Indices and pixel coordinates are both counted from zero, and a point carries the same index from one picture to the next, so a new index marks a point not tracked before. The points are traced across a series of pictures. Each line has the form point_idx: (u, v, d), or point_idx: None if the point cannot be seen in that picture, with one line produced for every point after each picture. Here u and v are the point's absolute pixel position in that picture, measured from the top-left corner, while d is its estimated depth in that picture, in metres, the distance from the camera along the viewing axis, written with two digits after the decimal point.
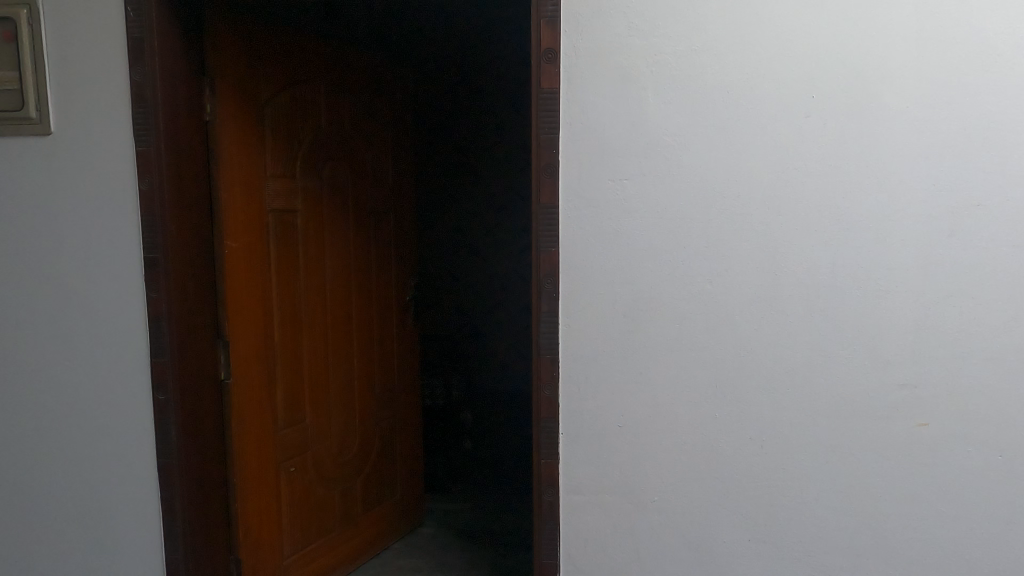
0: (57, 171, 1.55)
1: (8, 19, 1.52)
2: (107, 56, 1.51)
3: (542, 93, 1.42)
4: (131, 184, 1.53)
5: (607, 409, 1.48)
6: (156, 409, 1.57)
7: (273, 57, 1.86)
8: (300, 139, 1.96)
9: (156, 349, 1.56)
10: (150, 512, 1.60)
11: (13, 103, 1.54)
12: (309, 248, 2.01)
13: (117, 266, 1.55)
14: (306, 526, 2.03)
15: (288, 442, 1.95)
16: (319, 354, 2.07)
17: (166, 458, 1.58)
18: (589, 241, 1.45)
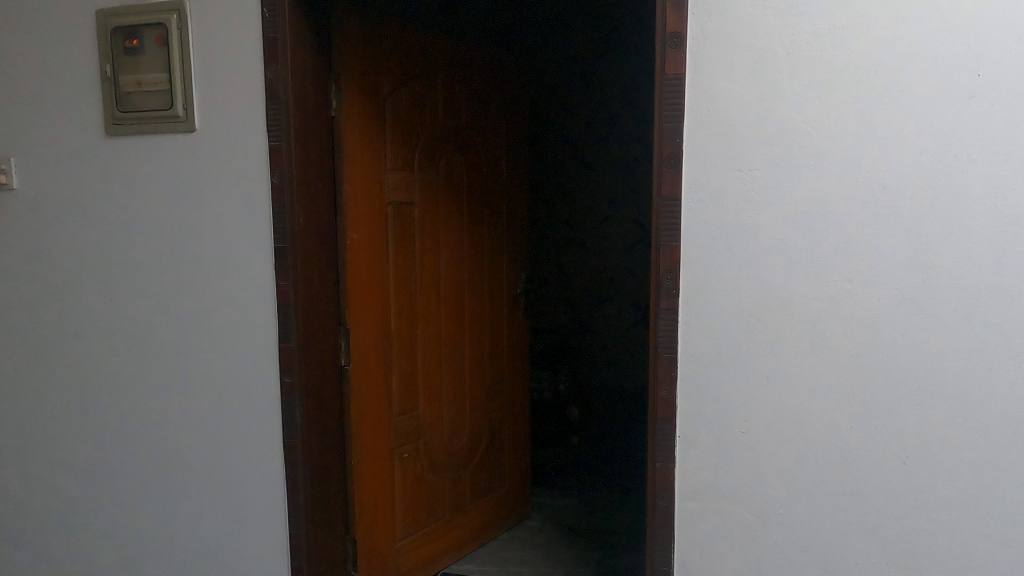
0: (200, 166, 1.65)
1: (160, 24, 1.63)
2: (245, 56, 1.59)
3: (666, 79, 1.36)
4: (264, 176, 1.61)
5: (728, 413, 1.40)
6: (282, 391, 1.65)
7: (396, 52, 1.90)
8: (418, 132, 1.99)
9: (283, 334, 1.63)
10: (275, 490, 1.68)
11: (162, 103, 1.65)
12: (425, 240, 2.05)
13: (250, 255, 1.64)
14: (418, 512, 2.08)
15: (402, 428, 2.00)
16: (432, 344, 2.10)
17: (290, 438, 1.65)
18: (713, 236, 1.37)
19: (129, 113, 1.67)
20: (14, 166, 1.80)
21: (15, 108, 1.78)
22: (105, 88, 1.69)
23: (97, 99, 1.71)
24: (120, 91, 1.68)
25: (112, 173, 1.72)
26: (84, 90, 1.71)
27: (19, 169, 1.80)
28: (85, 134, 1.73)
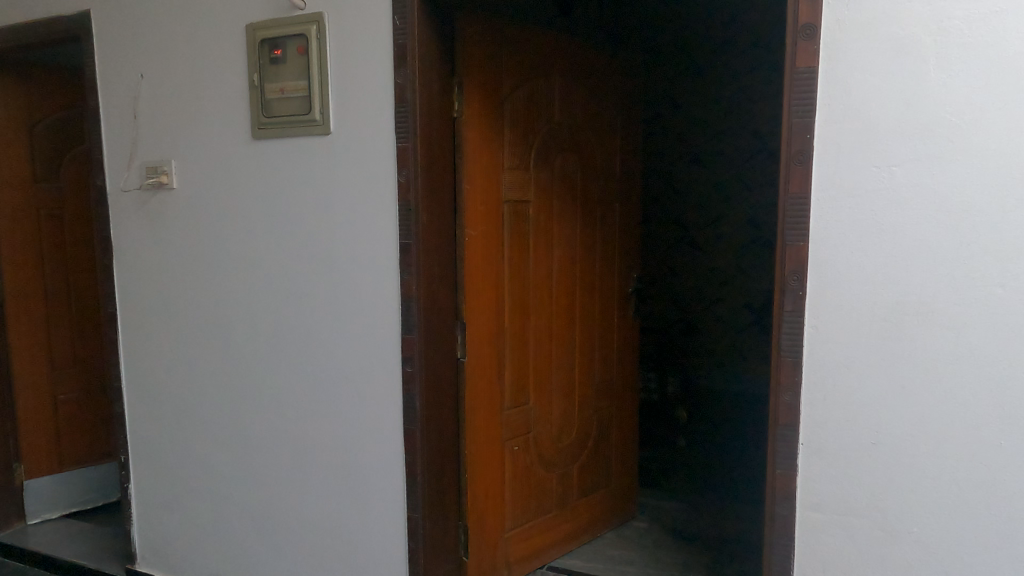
0: (334, 166, 1.76)
1: (302, 35, 1.75)
2: (377, 62, 1.68)
3: (797, 74, 1.31)
4: (392, 176, 1.69)
5: (857, 422, 1.33)
6: (404, 380, 1.73)
7: (515, 53, 1.94)
8: (535, 132, 2.03)
9: (406, 326, 1.71)
10: (395, 473, 1.77)
11: (302, 108, 1.77)
12: (539, 238, 2.08)
13: (376, 249, 1.73)
14: (526, 504, 2.12)
15: (513, 421, 2.05)
16: (543, 340, 2.13)
17: (411, 425, 1.73)
18: (845, 235, 1.31)
19: (274, 118, 1.81)
20: (174, 168, 2.00)
21: (177, 116, 1.98)
22: (253, 96, 1.84)
23: (246, 106, 1.87)
24: (266, 98, 1.82)
25: (257, 174, 1.87)
26: (235, 98, 1.88)
27: (178, 171, 2.00)
28: (235, 138, 1.89)
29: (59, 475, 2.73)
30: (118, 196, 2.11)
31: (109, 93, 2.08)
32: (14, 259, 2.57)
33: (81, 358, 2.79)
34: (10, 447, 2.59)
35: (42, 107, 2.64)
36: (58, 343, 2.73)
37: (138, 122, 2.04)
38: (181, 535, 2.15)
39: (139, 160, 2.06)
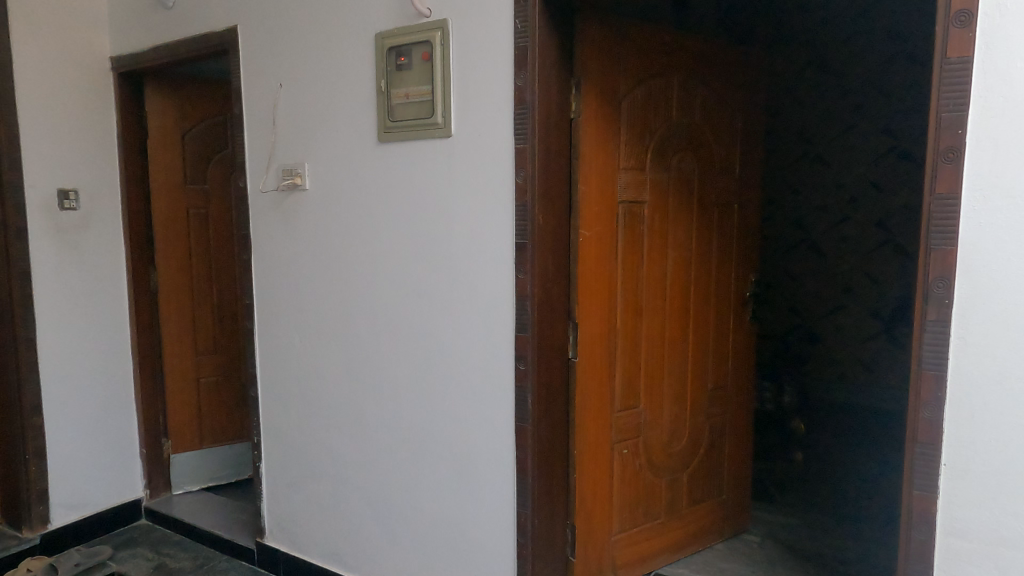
0: (454, 167, 1.81)
1: (426, 42, 1.81)
2: (498, 66, 1.71)
3: (948, 65, 1.21)
4: (510, 177, 1.72)
5: (1010, 445, 1.22)
6: (517, 377, 1.75)
7: (634, 53, 1.92)
8: (652, 131, 2.00)
9: (520, 324, 1.73)
10: (507, 469, 1.80)
11: (425, 112, 1.84)
12: (654, 239, 2.05)
13: (493, 249, 1.76)
14: (635, 508, 2.09)
15: (623, 424, 2.03)
16: (656, 342, 2.10)
17: (522, 422, 1.75)
18: (1001, 239, 1.20)
19: (399, 122, 1.89)
20: (307, 171, 2.14)
21: (311, 122, 2.11)
22: (380, 101, 1.93)
23: (374, 111, 1.96)
24: (392, 103, 1.91)
25: (383, 176, 1.96)
26: (364, 104, 1.98)
27: (311, 173, 2.14)
28: (363, 142, 2.00)
29: (200, 451, 3.00)
30: (257, 197, 2.28)
31: (252, 102, 2.26)
32: (167, 254, 2.85)
33: (221, 345, 3.05)
34: (161, 423, 2.87)
35: (193, 115, 2.90)
36: (202, 331, 2.99)
37: (276, 128, 2.20)
38: (305, 514, 2.30)
39: (277, 162, 2.22)
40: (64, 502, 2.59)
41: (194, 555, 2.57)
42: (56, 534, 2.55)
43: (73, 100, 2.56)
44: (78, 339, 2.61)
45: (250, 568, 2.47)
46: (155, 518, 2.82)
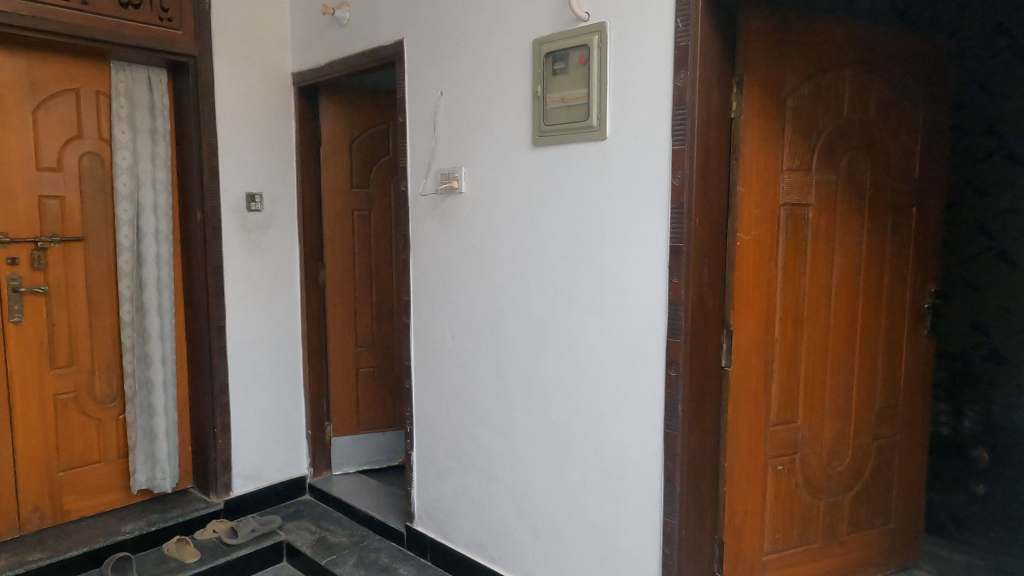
0: (608, 171, 1.81)
1: (584, 45, 1.82)
2: (656, 66, 1.68)
3: None
4: (666, 179, 1.68)
5: None
6: (667, 383, 1.71)
7: (803, 47, 1.81)
8: (819, 130, 1.88)
9: (672, 329, 1.70)
10: (654, 477, 1.77)
11: (580, 115, 1.85)
12: (819, 244, 1.92)
13: (647, 252, 1.74)
14: (789, 529, 1.98)
15: (779, 439, 1.92)
16: (818, 353, 1.97)
17: (672, 430, 1.71)
18: None
19: (553, 126, 1.92)
20: (464, 175, 2.23)
21: (468, 128, 2.20)
22: (537, 105, 1.97)
23: (530, 116, 2.01)
24: (548, 108, 1.94)
25: (537, 179, 2.01)
26: (520, 110, 2.03)
27: (466, 177, 2.23)
28: (517, 147, 2.05)
29: (358, 436, 3.22)
30: (417, 200, 2.42)
31: (415, 110, 2.39)
32: (334, 252, 3.09)
33: (378, 338, 3.26)
34: (324, 409, 3.13)
35: (360, 124, 3.12)
36: (363, 325, 3.21)
37: (436, 134, 2.31)
38: (452, 503, 2.40)
39: (436, 167, 2.33)
40: (243, 474, 2.89)
41: (350, 532, 2.77)
42: (237, 501, 2.86)
43: (260, 113, 2.86)
44: (258, 327, 2.90)
45: (400, 549, 2.62)
46: (317, 494, 3.07)
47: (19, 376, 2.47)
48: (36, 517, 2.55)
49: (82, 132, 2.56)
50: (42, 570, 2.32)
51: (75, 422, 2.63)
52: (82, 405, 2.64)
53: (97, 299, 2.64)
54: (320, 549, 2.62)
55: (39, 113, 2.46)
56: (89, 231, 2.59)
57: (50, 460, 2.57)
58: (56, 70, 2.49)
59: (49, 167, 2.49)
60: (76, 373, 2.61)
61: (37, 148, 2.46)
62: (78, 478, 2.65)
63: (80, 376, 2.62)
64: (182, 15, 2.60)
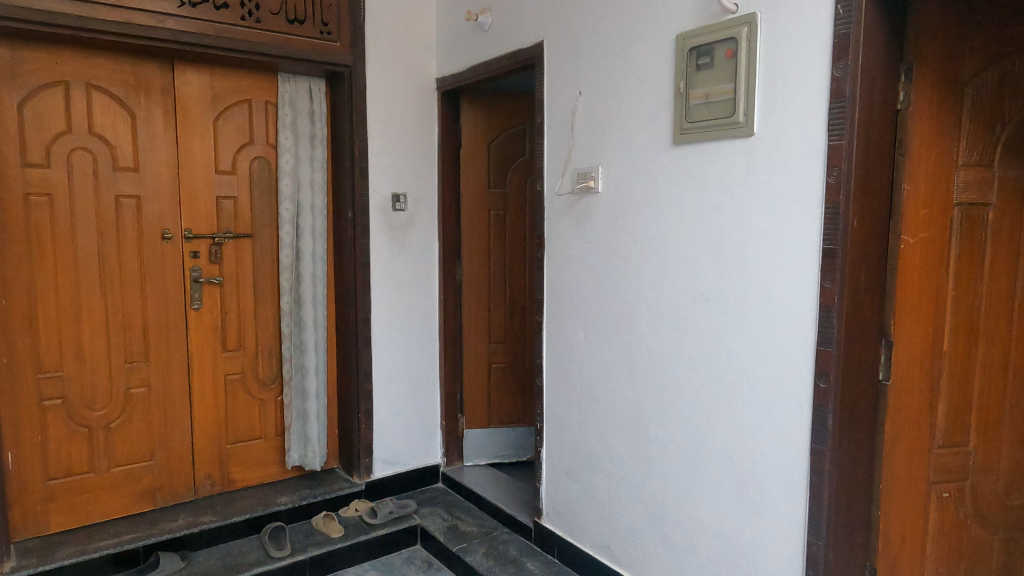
0: (755, 169, 1.73)
1: (732, 39, 1.74)
2: (812, 56, 1.57)
3: None
4: (821, 177, 1.58)
5: None
6: (816, 395, 1.61)
7: (987, 28, 1.63)
8: (1004, 120, 1.68)
9: (823, 338, 1.59)
10: (798, 494, 1.67)
11: (725, 111, 1.77)
12: (1000, 249, 1.72)
13: (796, 254, 1.64)
14: (955, 564, 1.78)
15: (945, 463, 1.74)
16: (996, 371, 1.76)
17: (820, 445, 1.61)
18: None
19: (696, 123, 1.86)
20: (601, 174, 2.22)
21: (606, 128, 2.19)
22: (678, 102, 1.91)
23: (671, 114, 1.96)
24: (690, 104, 1.88)
25: (676, 179, 1.96)
26: (662, 107, 1.99)
27: (603, 177, 2.22)
28: (657, 145, 2.01)
29: (489, 430, 3.31)
30: (553, 200, 2.43)
31: (553, 110, 2.41)
32: (471, 251, 3.20)
33: (511, 335, 3.32)
34: (457, 401, 3.25)
35: (498, 125, 3.20)
36: (496, 322, 3.29)
37: (574, 134, 2.32)
38: (581, 503, 2.40)
39: (573, 167, 2.34)
40: (383, 458, 3.07)
41: (480, 522, 2.85)
42: (377, 483, 3.04)
43: (406, 118, 3.01)
44: (399, 320, 3.06)
45: (528, 543, 2.66)
46: (449, 483, 3.19)
47: (198, 356, 2.78)
48: (208, 483, 2.85)
49: (252, 138, 2.83)
50: (212, 531, 2.60)
51: (242, 401, 2.91)
52: (247, 385, 2.92)
53: (262, 290, 2.91)
54: (452, 536, 2.72)
55: (219, 122, 2.75)
56: (257, 228, 2.86)
57: (221, 433, 2.87)
58: (233, 83, 2.77)
59: (225, 171, 2.78)
60: (243, 357, 2.89)
61: (217, 154, 2.75)
62: (243, 452, 2.93)
63: (246, 359, 2.90)
64: (340, 28, 2.80)
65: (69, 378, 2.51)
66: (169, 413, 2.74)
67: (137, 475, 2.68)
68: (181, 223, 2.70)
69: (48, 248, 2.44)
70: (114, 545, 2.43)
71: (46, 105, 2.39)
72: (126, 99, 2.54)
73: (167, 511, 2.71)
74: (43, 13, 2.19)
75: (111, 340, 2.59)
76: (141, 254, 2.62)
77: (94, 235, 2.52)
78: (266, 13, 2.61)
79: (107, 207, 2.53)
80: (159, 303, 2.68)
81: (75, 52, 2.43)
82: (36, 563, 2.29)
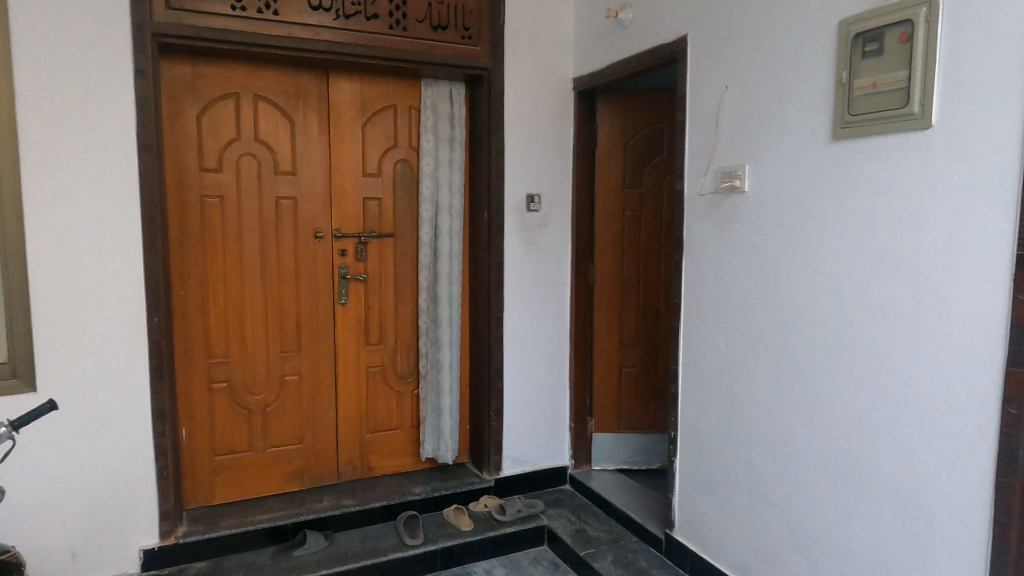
0: (932, 165, 1.55)
1: (907, 21, 1.57)
2: (1008, 36, 1.39)
3: None
4: (1017, 174, 1.39)
5: None
6: (1004, 422, 1.42)
7: None
8: None
9: (1014, 357, 1.40)
10: (979, 531, 1.48)
11: (897, 101, 1.60)
12: None
13: (983, 261, 1.46)
14: None
15: None
16: None
17: (1007, 478, 1.41)
18: None
19: (860, 116, 1.71)
20: (748, 173, 2.10)
21: (755, 123, 2.07)
22: (840, 94, 1.76)
23: (830, 107, 1.81)
24: (854, 96, 1.72)
25: (835, 177, 1.80)
26: (819, 100, 1.84)
27: (750, 175, 2.09)
28: (813, 141, 1.87)
29: (619, 435, 3.24)
30: (693, 200, 2.34)
31: (696, 106, 2.32)
32: (604, 252, 3.15)
33: (643, 339, 3.23)
34: (587, 404, 3.22)
35: (635, 124, 3.12)
36: (629, 324, 3.22)
37: (719, 131, 2.21)
38: (717, 518, 2.28)
39: (716, 165, 2.23)
40: (512, 456, 3.10)
41: (608, 528, 2.80)
42: (506, 481, 3.07)
43: (542, 118, 3.02)
44: (531, 321, 3.08)
45: (658, 555, 2.57)
46: (577, 486, 3.17)
47: (343, 348, 2.95)
48: (350, 469, 3.02)
49: (396, 142, 2.96)
50: (353, 514, 2.75)
51: (382, 392, 3.05)
52: (387, 378, 3.06)
53: (402, 288, 3.03)
54: (580, 540, 2.69)
55: (367, 127, 2.90)
56: (399, 228, 2.99)
57: (362, 422, 3.03)
58: (381, 90, 2.91)
59: (371, 173, 2.92)
60: (383, 350, 3.03)
61: (364, 157, 2.90)
62: (381, 441, 3.07)
63: (386, 353, 3.04)
64: (480, 32, 2.86)
65: (233, 364, 2.75)
66: (317, 401, 2.93)
67: (288, 456, 2.89)
68: (332, 223, 2.87)
69: (219, 245, 2.68)
70: (269, 520, 2.63)
71: (220, 115, 2.64)
72: (287, 108, 2.75)
73: (313, 493, 2.90)
74: (219, 31, 2.42)
75: (269, 331, 2.80)
76: (296, 252, 2.82)
77: (257, 234, 2.74)
78: (411, 22, 2.72)
79: (268, 208, 2.75)
80: (311, 297, 2.87)
81: (244, 66, 2.66)
82: (203, 530, 2.54)
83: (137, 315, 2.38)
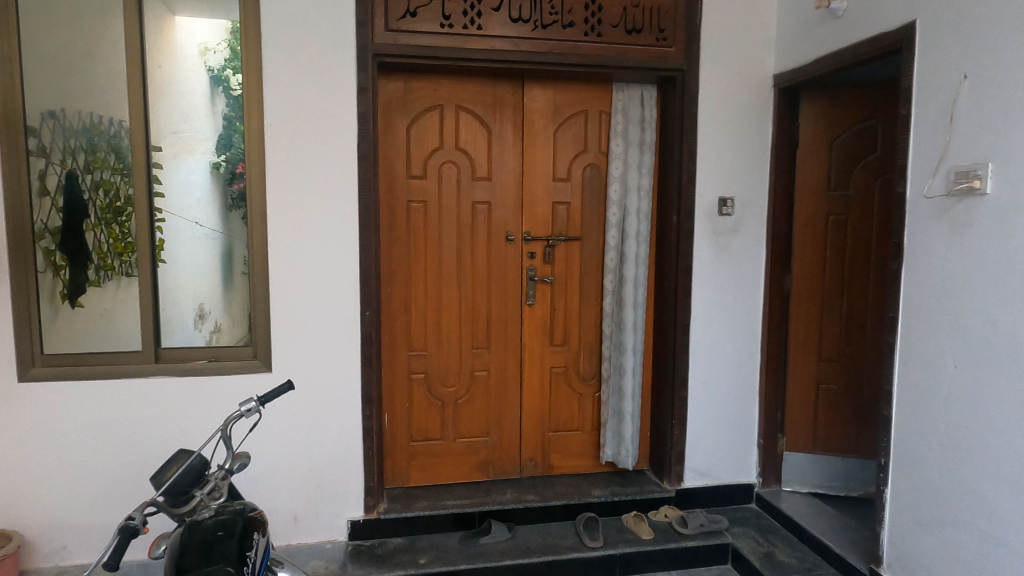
0: None
1: None
2: None
3: None
4: None
5: None
6: None
7: None
8: None
9: None
10: None
11: None
12: None
13: None
14: None
15: None
16: None
17: None
18: None
19: None
20: (991, 172, 1.85)
21: (1004, 116, 1.81)
22: None
23: None
24: None
25: None
26: None
27: (994, 175, 1.84)
28: None
29: (814, 457, 3.03)
30: (919, 203, 2.10)
31: (925, 99, 2.08)
32: (802, 260, 2.96)
33: (845, 355, 3.01)
34: (778, 420, 3.03)
35: (845, 120, 2.92)
36: (828, 339, 3.01)
37: (953, 126, 1.97)
38: (940, 560, 2.03)
39: (949, 165, 1.99)
40: (695, 468, 3.00)
41: (801, 555, 2.61)
42: (687, 493, 2.98)
43: (739, 118, 2.88)
44: (721, 330, 2.96)
45: None
46: (764, 505, 2.98)
47: (529, 348, 3.05)
48: (531, 465, 3.11)
49: (586, 147, 3.00)
50: (535, 509, 2.83)
51: (564, 393, 3.11)
52: (569, 379, 3.11)
53: (586, 290, 3.07)
54: (769, 565, 2.54)
55: (559, 133, 2.97)
56: (587, 232, 3.03)
57: (545, 420, 3.11)
58: (573, 97, 2.97)
59: (561, 178, 2.99)
60: (567, 351, 3.09)
61: (555, 163, 2.98)
62: (562, 441, 3.13)
63: (569, 354, 3.10)
64: (675, 33, 2.81)
65: (431, 357, 2.96)
66: (503, 396, 3.05)
67: (475, 448, 3.04)
68: (522, 226, 2.98)
69: (422, 246, 2.89)
70: (457, 506, 2.79)
71: (426, 126, 2.84)
72: (485, 117, 2.89)
73: (497, 484, 3.02)
74: (429, 48, 2.60)
75: (463, 328, 2.97)
76: (490, 253, 2.96)
77: (455, 237, 2.92)
78: (606, 27, 2.75)
79: (466, 212, 2.91)
80: (502, 296, 2.99)
81: (449, 80, 2.85)
82: (400, 509, 2.75)
83: (353, 308, 2.64)
